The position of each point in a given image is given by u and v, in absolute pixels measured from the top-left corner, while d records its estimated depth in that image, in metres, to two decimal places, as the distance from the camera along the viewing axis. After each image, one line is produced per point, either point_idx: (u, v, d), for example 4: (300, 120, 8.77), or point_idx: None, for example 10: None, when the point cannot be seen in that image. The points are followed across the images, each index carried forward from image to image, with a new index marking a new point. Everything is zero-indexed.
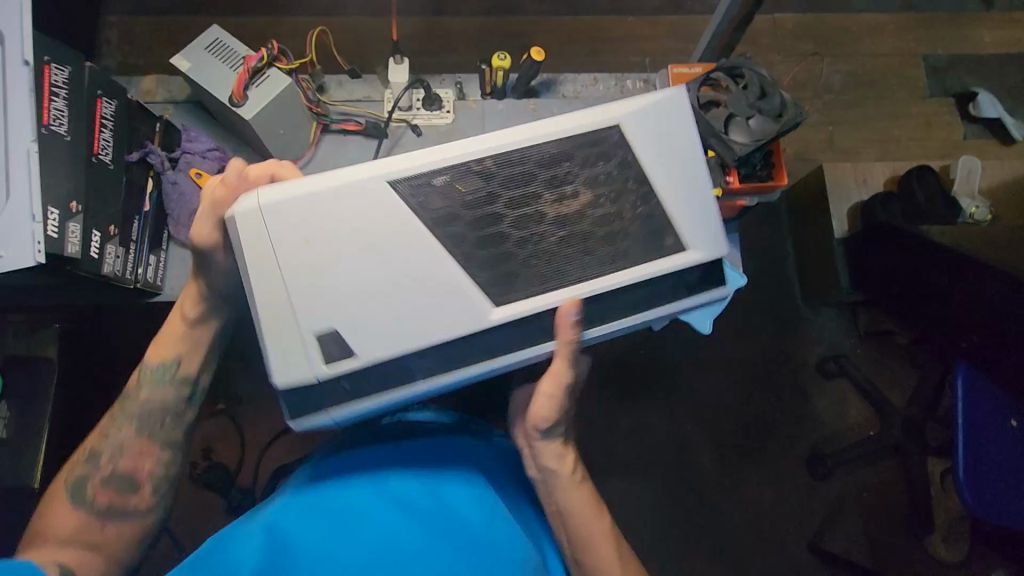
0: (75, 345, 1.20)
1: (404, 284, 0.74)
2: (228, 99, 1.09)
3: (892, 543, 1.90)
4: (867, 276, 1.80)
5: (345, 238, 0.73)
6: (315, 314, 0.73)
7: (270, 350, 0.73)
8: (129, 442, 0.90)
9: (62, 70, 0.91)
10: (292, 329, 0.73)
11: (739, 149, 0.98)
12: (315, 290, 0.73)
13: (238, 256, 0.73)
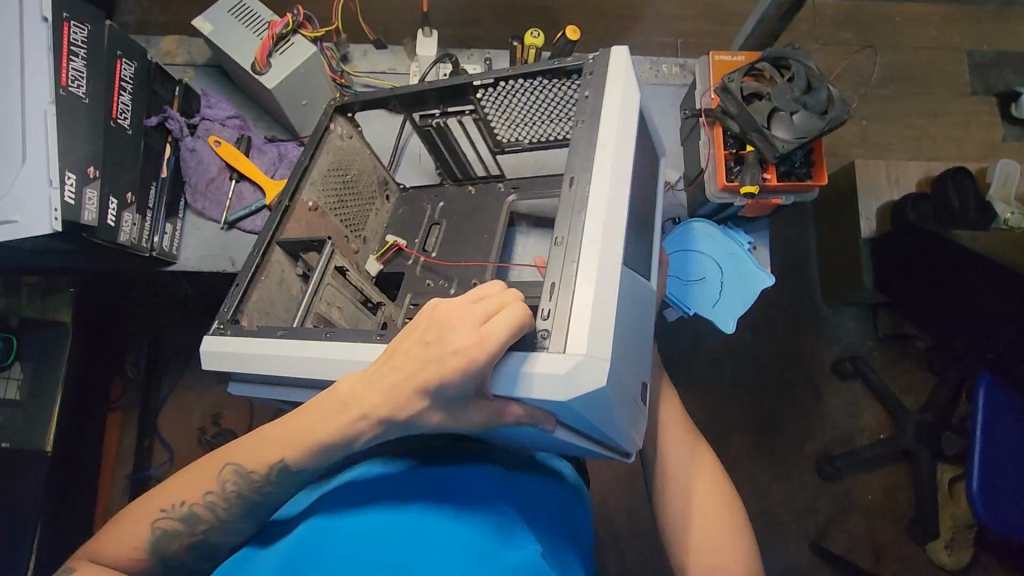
0: (89, 309, 1.20)
1: (642, 297, 0.83)
2: (251, 66, 1.05)
3: (895, 547, 1.89)
4: (893, 278, 1.75)
5: (628, 304, 0.76)
6: (638, 378, 0.79)
7: (633, 438, 0.78)
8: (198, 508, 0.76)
9: (82, 29, 0.87)
10: (638, 405, 0.78)
11: (781, 145, 0.93)
12: (634, 362, 0.77)
13: (588, 412, 0.69)
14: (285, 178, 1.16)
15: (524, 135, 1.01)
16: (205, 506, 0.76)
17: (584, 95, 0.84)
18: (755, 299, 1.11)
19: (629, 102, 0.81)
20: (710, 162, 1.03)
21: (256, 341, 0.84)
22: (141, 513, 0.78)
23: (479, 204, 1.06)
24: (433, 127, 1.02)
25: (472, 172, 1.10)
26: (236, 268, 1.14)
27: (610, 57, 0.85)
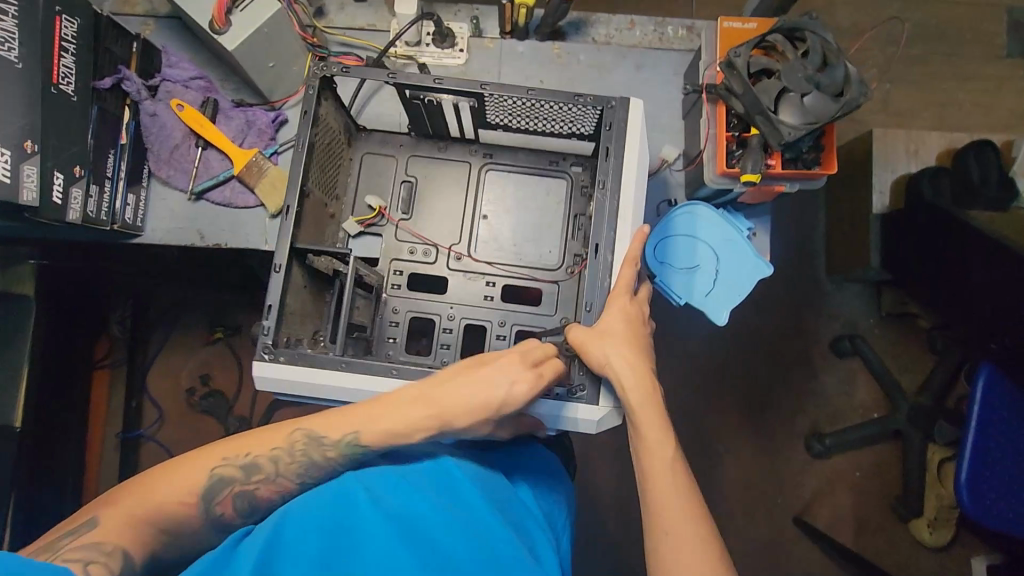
0: (55, 278, 1.15)
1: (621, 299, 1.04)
2: (208, 25, 0.96)
3: (876, 523, 1.90)
4: (900, 259, 1.68)
5: None
6: None
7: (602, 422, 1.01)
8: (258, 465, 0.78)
9: None
10: None
11: (788, 133, 0.84)
12: None
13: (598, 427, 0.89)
14: (254, 147, 1.09)
15: (512, 121, 0.99)
16: (273, 464, 0.78)
17: (603, 149, 0.90)
18: (750, 289, 1.05)
19: (641, 158, 0.91)
20: (710, 144, 0.95)
21: (315, 368, 0.85)
22: (206, 464, 0.77)
23: (450, 163, 1.07)
24: (420, 103, 0.95)
25: (445, 132, 1.06)
26: (203, 243, 1.09)
27: (626, 109, 0.90)
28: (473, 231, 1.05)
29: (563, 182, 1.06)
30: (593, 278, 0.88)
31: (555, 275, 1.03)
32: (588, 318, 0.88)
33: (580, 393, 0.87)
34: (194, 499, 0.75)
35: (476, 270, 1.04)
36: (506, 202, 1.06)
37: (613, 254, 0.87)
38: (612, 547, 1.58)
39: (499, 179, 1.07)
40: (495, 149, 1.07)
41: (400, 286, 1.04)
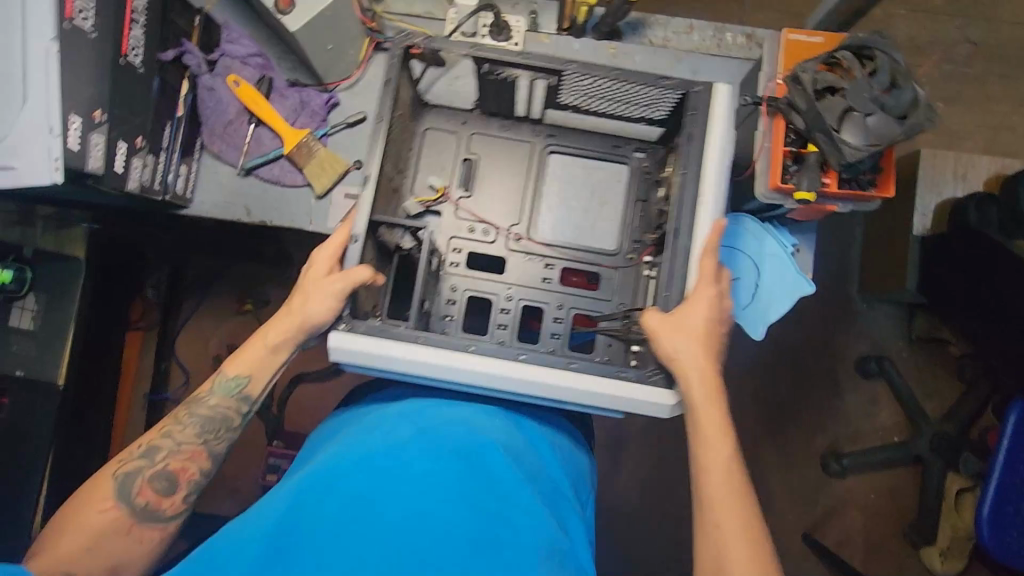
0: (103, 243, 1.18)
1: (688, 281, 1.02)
2: (273, 5, 0.97)
3: (887, 547, 1.89)
4: (939, 283, 1.65)
5: None
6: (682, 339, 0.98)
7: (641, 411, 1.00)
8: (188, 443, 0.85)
9: None
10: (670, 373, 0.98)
11: (850, 154, 0.83)
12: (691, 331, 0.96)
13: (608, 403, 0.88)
14: (306, 128, 1.10)
15: (585, 102, 1.04)
16: (221, 391, 0.89)
17: (686, 133, 0.93)
18: (790, 305, 1.03)
19: (726, 143, 0.91)
20: (763, 157, 0.93)
21: (388, 344, 0.86)
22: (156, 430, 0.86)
23: (513, 142, 1.12)
24: (498, 79, 0.99)
25: (511, 112, 1.10)
26: (250, 219, 1.10)
27: (711, 93, 0.92)
28: (533, 213, 1.10)
29: (624, 167, 1.10)
30: (675, 261, 0.90)
31: (614, 259, 1.07)
32: (666, 303, 0.89)
33: (654, 378, 0.88)
34: (157, 456, 0.83)
35: (536, 251, 1.08)
36: (567, 188, 1.10)
37: (693, 241, 0.89)
38: (622, 548, 1.59)
39: (564, 162, 1.11)
40: (562, 131, 1.12)
41: (459, 264, 1.08)
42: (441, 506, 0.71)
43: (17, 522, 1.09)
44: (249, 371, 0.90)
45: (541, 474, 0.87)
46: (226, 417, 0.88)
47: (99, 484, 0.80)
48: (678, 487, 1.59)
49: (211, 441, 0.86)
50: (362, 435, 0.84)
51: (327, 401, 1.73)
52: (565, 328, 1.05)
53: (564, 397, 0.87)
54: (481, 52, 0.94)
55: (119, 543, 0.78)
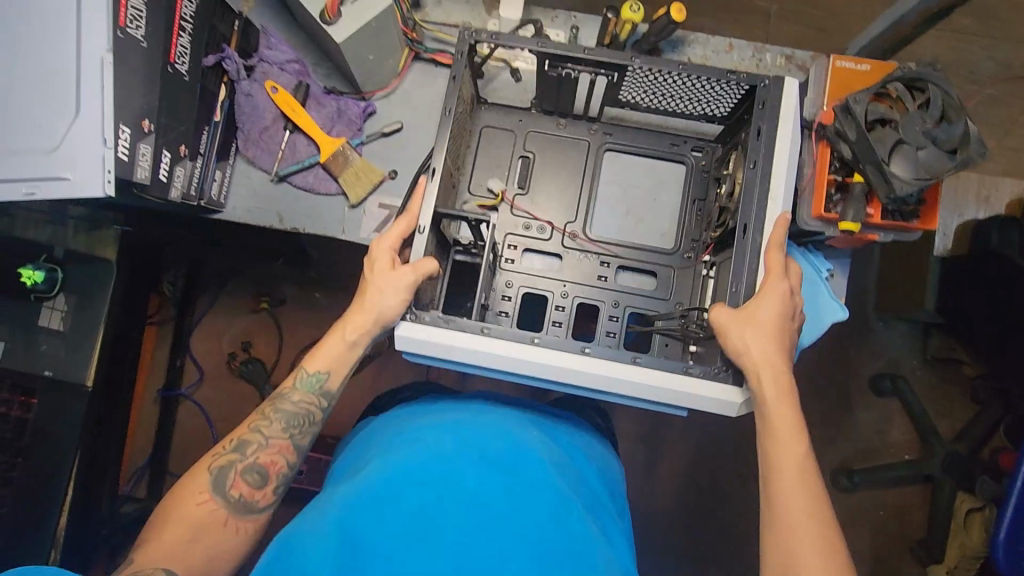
0: (129, 243, 1.17)
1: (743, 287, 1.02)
2: (319, 15, 0.96)
3: (894, 564, 1.88)
4: (959, 305, 1.63)
5: None
6: None
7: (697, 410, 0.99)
8: (274, 437, 0.85)
9: None
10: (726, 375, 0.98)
11: (899, 188, 0.83)
12: None
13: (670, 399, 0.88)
14: (342, 136, 1.09)
15: (643, 98, 1.05)
16: (303, 386, 0.88)
17: (755, 130, 0.90)
18: (822, 330, 1.03)
19: (794, 140, 0.89)
20: (807, 184, 0.93)
21: (457, 336, 0.87)
22: (245, 424, 0.86)
23: (568, 141, 1.11)
24: (557, 77, 0.98)
25: (568, 109, 1.09)
26: (282, 226, 1.09)
27: (781, 89, 0.89)
28: (587, 212, 1.10)
29: (683, 166, 1.10)
30: (739, 259, 0.88)
31: (670, 259, 1.07)
32: (734, 299, 0.87)
33: (724, 375, 0.88)
34: (248, 451, 0.84)
35: (591, 250, 1.08)
36: (621, 184, 1.10)
37: (762, 236, 0.87)
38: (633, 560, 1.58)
39: (620, 158, 1.11)
40: (618, 128, 1.11)
41: (514, 261, 1.08)
42: (492, 537, 0.71)
43: (41, 523, 1.09)
44: (329, 366, 0.89)
45: (581, 482, 0.87)
46: (310, 412, 0.88)
47: (196, 477, 0.80)
48: (692, 501, 1.60)
49: (296, 436, 0.86)
50: (404, 441, 0.83)
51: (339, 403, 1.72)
52: (620, 327, 1.06)
53: (630, 390, 0.88)
54: (547, 47, 0.93)
55: (216, 535, 0.78)
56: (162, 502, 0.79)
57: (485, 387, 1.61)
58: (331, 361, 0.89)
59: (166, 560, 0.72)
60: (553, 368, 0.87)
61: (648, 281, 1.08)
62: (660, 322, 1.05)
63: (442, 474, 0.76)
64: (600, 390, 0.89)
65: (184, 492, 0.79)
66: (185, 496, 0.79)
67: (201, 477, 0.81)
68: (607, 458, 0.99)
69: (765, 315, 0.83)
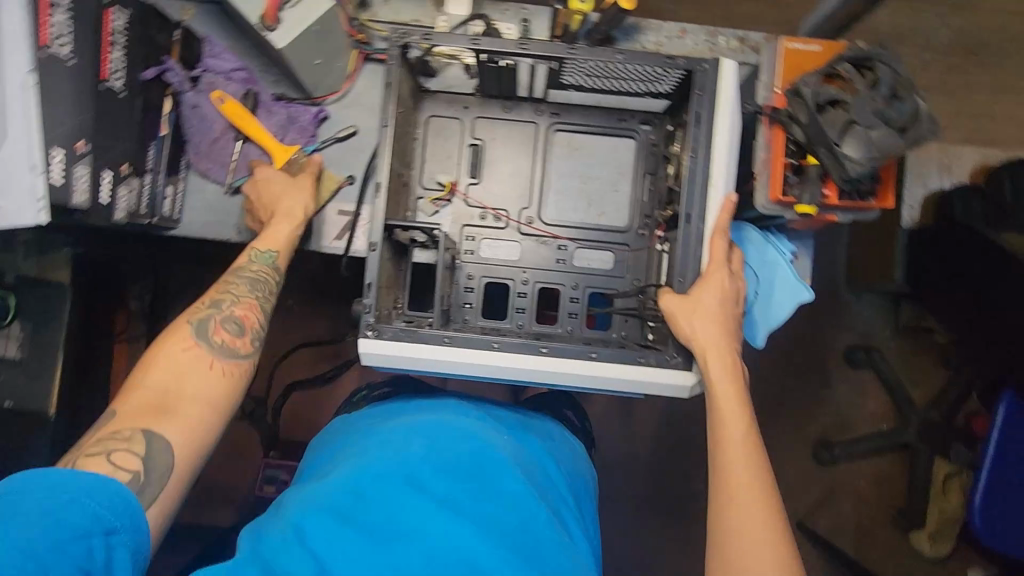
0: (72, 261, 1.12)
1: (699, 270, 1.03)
2: (258, 21, 0.93)
3: (878, 533, 1.90)
4: (926, 275, 1.64)
5: None
6: None
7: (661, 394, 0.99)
8: (244, 295, 0.90)
9: (121, 14, 0.85)
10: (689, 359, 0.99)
11: (852, 168, 0.84)
12: None
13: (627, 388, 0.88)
14: (297, 144, 1.07)
15: (587, 81, 1.00)
16: (258, 261, 0.95)
17: (694, 115, 0.87)
18: (790, 315, 1.04)
19: (733, 125, 0.87)
20: (763, 169, 0.93)
21: (419, 345, 0.86)
22: (212, 290, 0.90)
23: (518, 126, 1.10)
24: (498, 67, 0.96)
25: (512, 93, 1.08)
26: (241, 237, 1.07)
27: (719, 72, 0.86)
28: (542, 198, 1.10)
29: (632, 141, 1.09)
30: (685, 249, 0.87)
31: (625, 237, 1.09)
32: (681, 286, 0.87)
33: (675, 360, 0.87)
34: (221, 305, 0.88)
35: (546, 235, 1.10)
36: (575, 168, 1.10)
37: (704, 224, 0.86)
38: (617, 545, 1.60)
39: (568, 140, 1.10)
40: (568, 110, 1.09)
41: (474, 252, 1.10)
42: (461, 534, 0.69)
43: None
44: (282, 244, 0.97)
45: (551, 487, 0.87)
46: (270, 280, 0.94)
47: (171, 332, 0.83)
48: (674, 484, 1.61)
49: (263, 297, 0.92)
50: (375, 449, 0.82)
51: (318, 409, 1.70)
52: (582, 308, 1.08)
53: (591, 385, 0.88)
54: (482, 43, 0.91)
55: (203, 376, 0.81)
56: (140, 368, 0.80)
57: (458, 385, 1.59)
58: (284, 233, 0.97)
59: (150, 416, 0.74)
60: (509, 368, 0.87)
61: (605, 260, 1.09)
62: (619, 300, 1.08)
63: (411, 477, 0.75)
64: (561, 387, 0.89)
65: (161, 353, 0.81)
66: (162, 359, 0.80)
67: (178, 336, 0.83)
68: (579, 476, 0.98)
69: (711, 296, 0.85)
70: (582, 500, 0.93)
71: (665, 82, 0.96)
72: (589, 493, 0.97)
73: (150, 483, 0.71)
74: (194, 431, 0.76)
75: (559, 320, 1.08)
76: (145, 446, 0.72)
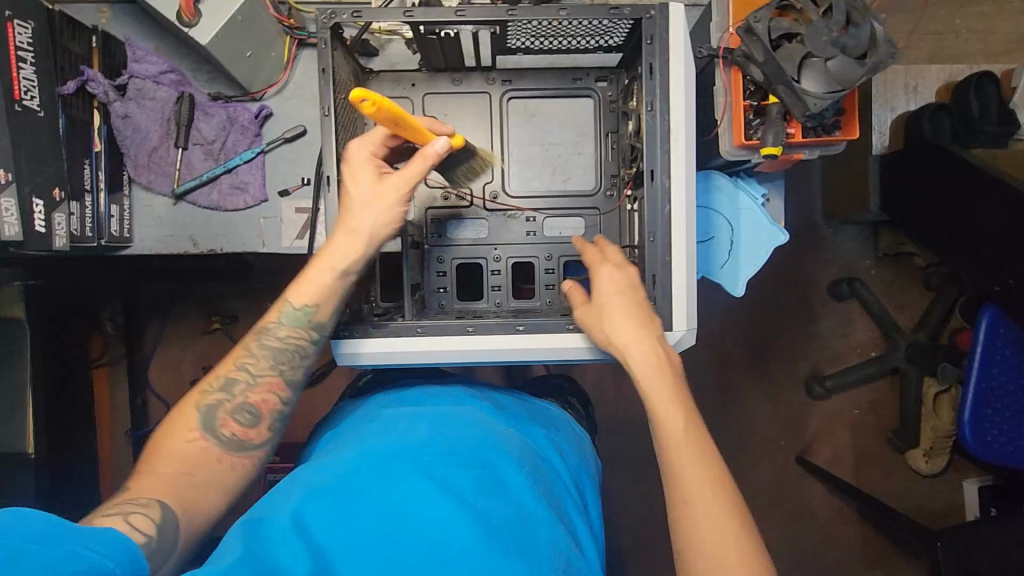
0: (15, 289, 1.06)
1: None
2: (176, 17, 0.87)
3: (876, 457, 1.91)
4: (901, 197, 1.60)
5: None
6: None
7: None
8: (263, 375, 0.78)
9: (26, 28, 0.83)
10: None
11: (814, 103, 0.81)
12: None
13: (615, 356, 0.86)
14: (240, 146, 1.02)
15: (534, 43, 0.95)
16: (288, 321, 0.79)
17: (647, 66, 0.83)
18: (767, 259, 1.04)
19: (689, 71, 0.82)
20: (725, 113, 0.90)
21: (392, 339, 0.84)
22: (231, 358, 0.80)
23: (469, 98, 1.05)
24: (437, 38, 0.91)
25: (460, 63, 1.03)
26: (197, 249, 1.03)
27: (667, 19, 0.82)
28: (505, 171, 1.07)
29: (590, 100, 1.05)
30: (651, 208, 0.83)
31: (594, 201, 1.06)
32: (654, 248, 0.83)
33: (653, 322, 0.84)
34: (236, 389, 0.77)
35: (513, 208, 1.06)
36: (537, 135, 1.06)
37: (670, 179, 0.82)
38: (623, 501, 1.63)
39: (523, 107, 1.06)
40: (520, 74, 1.05)
41: (442, 234, 1.06)
42: (460, 512, 0.67)
43: None
44: (316, 299, 0.79)
45: (552, 476, 0.85)
46: (297, 348, 0.80)
47: (185, 415, 0.76)
48: None
49: (287, 371, 0.79)
50: (377, 436, 0.80)
51: (311, 409, 1.67)
52: (558, 278, 1.05)
53: (571, 357, 0.86)
54: (415, 16, 0.85)
55: (209, 470, 0.74)
56: (144, 453, 0.75)
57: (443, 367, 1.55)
58: (320, 292, 0.80)
59: (160, 492, 0.68)
60: (487, 354, 0.85)
61: (576, 227, 1.06)
62: None
63: (412, 460, 0.73)
64: (546, 362, 0.86)
65: (164, 435, 0.75)
66: (164, 444, 0.74)
67: (185, 421, 0.75)
68: (582, 470, 0.95)
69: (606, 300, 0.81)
70: (585, 487, 0.93)
71: (614, 34, 0.91)
72: (593, 484, 0.96)
73: (158, 555, 0.64)
74: (198, 519, 0.70)
75: (538, 292, 1.06)
76: (159, 515, 0.66)
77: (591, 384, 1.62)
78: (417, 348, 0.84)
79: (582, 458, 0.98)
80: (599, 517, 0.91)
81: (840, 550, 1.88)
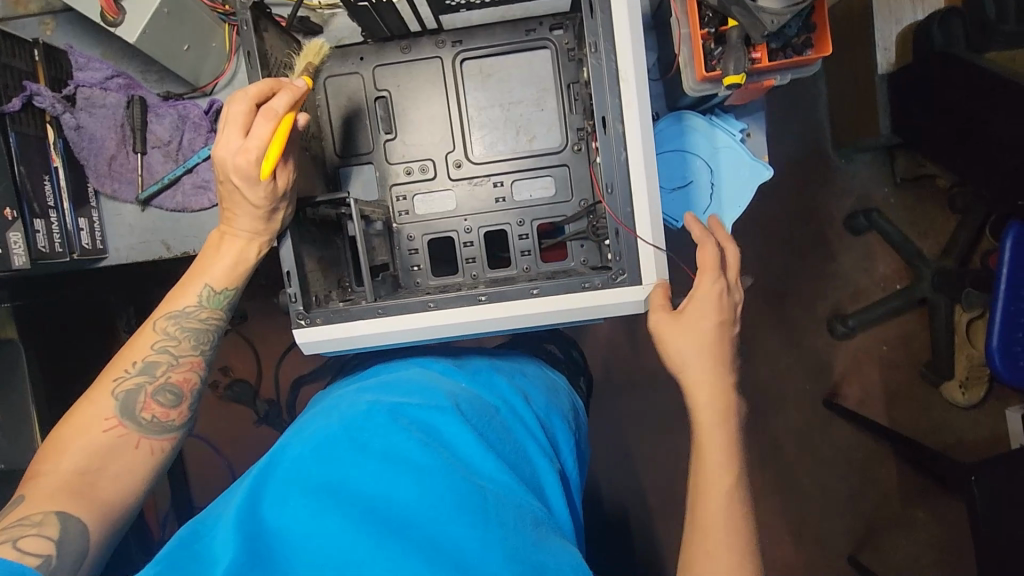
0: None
1: None
2: (100, 18, 0.86)
3: (909, 394, 1.80)
4: (913, 116, 1.46)
5: None
6: None
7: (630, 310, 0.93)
8: (182, 353, 0.79)
9: None
10: None
11: (771, 21, 0.74)
12: None
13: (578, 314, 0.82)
14: (197, 144, 1.01)
15: None
16: (205, 302, 0.81)
17: (587, 4, 0.77)
18: (752, 198, 0.98)
19: (633, 4, 0.76)
20: (683, 46, 0.84)
21: (354, 323, 0.83)
22: (139, 339, 0.78)
23: (419, 66, 1.01)
24: (368, 6, 0.86)
25: (405, 30, 0.98)
26: (172, 254, 1.02)
27: None
28: (466, 138, 1.02)
29: (547, 52, 1.00)
30: (608, 156, 0.79)
31: (561, 157, 1.01)
32: (613, 201, 0.79)
33: (621, 278, 0.80)
34: (157, 371, 0.77)
35: (478, 174, 1.02)
36: (496, 97, 1.01)
37: (623, 124, 0.77)
38: (638, 460, 1.60)
39: (477, 68, 1.01)
40: (469, 34, 1.00)
41: (408, 211, 1.03)
42: (405, 486, 0.64)
43: None
44: (231, 280, 0.83)
45: (516, 436, 0.82)
46: (217, 328, 0.82)
47: (95, 405, 0.74)
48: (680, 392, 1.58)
49: (208, 350, 0.81)
50: (320, 419, 0.78)
51: None
52: (533, 243, 1.01)
53: (538, 323, 0.83)
54: None
55: (128, 457, 0.73)
56: (44, 447, 0.71)
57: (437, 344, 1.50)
58: (234, 271, 0.83)
59: (67, 498, 0.66)
60: (453, 330, 0.83)
61: (546, 187, 1.01)
62: (570, 225, 1.00)
63: (355, 436, 0.70)
64: (516, 330, 0.84)
65: (71, 427, 0.72)
66: (73, 437, 0.72)
67: (99, 409, 0.74)
68: (556, 426, 0.94)
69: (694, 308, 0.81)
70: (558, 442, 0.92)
71: None
72: (569, 435, 0.95)
73: (60, 571, 0.63)
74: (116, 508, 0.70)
75: (513, 260, 1.02)
76: (57, 530, 0.64)
77: (598, 347, 1.59)
78: (378, 327, 0.83)
79: (557, 413, 0.96)
80: (571, 454, 0.93)
81: (874, 490, 1.78)
